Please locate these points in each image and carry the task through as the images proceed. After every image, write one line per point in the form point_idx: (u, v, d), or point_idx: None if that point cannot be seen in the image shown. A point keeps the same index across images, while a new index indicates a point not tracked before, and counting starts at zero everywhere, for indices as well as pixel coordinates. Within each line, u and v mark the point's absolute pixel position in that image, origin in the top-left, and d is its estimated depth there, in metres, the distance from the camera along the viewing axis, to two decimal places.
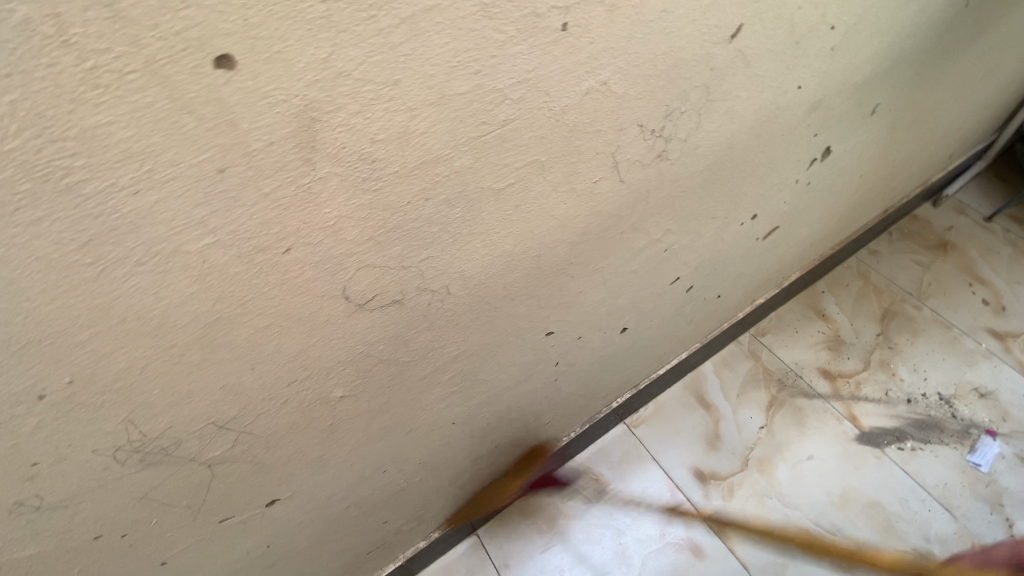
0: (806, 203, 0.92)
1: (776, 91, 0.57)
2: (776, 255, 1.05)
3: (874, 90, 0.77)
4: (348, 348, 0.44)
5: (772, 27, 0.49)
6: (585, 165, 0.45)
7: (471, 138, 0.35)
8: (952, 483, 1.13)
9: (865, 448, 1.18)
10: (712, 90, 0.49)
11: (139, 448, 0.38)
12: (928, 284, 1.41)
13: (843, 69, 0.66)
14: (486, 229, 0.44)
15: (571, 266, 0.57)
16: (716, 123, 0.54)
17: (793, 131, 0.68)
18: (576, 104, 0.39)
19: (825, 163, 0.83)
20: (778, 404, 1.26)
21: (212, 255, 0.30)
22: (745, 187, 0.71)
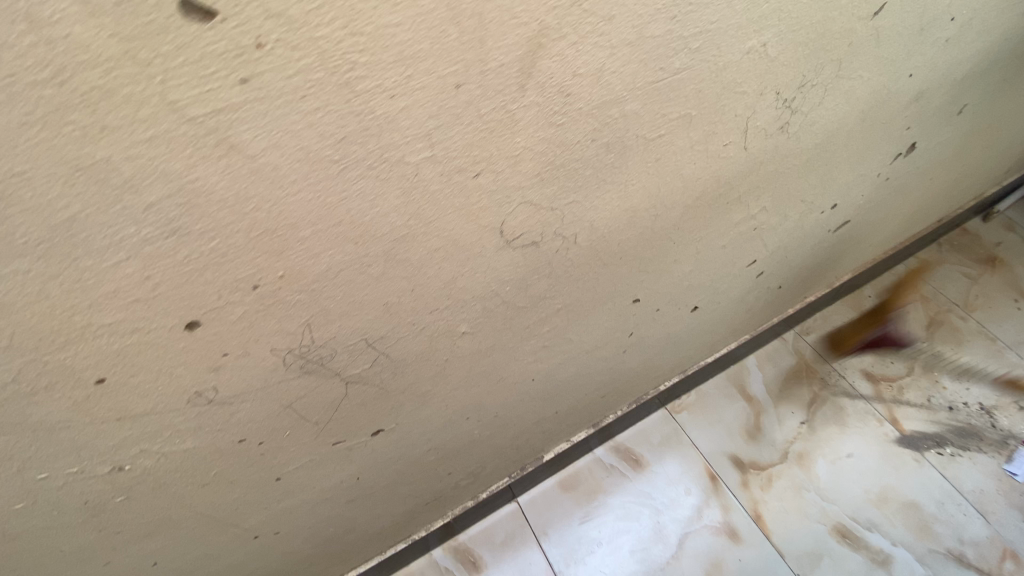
0: (879, 200, 0.93)
1: (892, 76, 0.59)
2: (838, 251, 1.06)
3: (968, 89, 0.77)
4: (484, 283, 0.48)
5: (908, 9, 0.50)
6: (722, 127, 0.47)
7: (647, 84, 0.38)
8: (991, 491, 1.14)
9: (905, 451, 1.20)
10: (843, 66, 0.51)
11: (304, 354, 0.41)
12: (976, 296, 1.42)
13: (949, 62, 0.66)
14: (627, 180, 0.46)
15: (677, 231, 0.59)
16: (835, 101, 0.55)
17: (892, 121, 0.69)
18: (736, 63, 0.41)
19: (906, 160, 0.84)
20: (819, 401, 1.27)
21: (423, 168, 0.33)
22: (836, 174, 0.72)
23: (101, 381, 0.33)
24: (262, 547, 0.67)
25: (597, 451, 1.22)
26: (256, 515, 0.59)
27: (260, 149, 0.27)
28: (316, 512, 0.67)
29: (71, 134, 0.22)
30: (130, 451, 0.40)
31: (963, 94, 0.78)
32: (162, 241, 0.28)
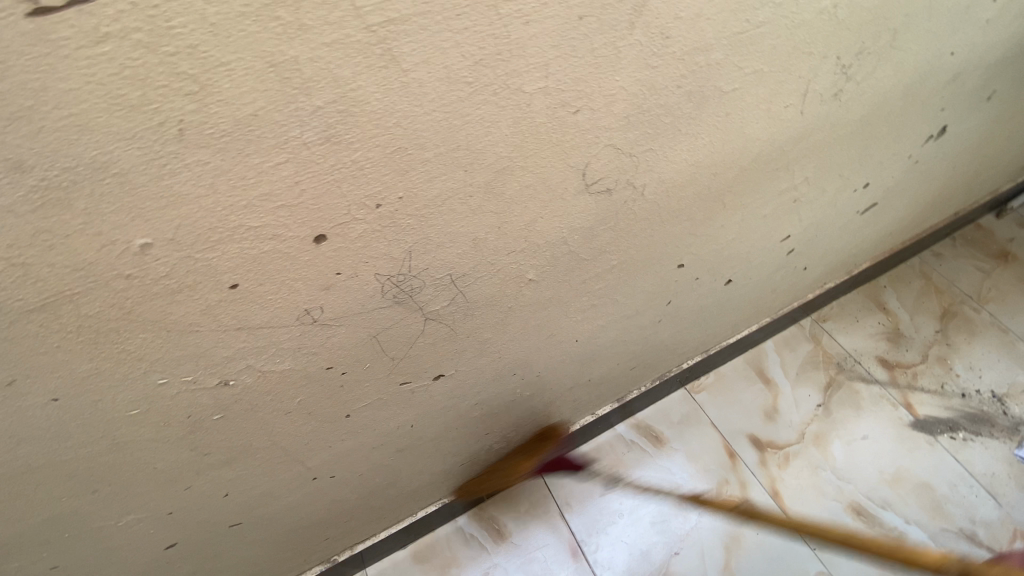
0: (905, 184, 0.96)
1: (935, 52, 0.62)
2: (861, 236, 1.09)
3: (998, 75, 0.81)
4: (558, 228, 0.50)
5: None
6: (786, 88, 0.50)
7: (732, 35, 0.41)
8: (1002, 474, 1.17)
9: (919, 434, 1.23)
10: (896, 36, 0.54)
11: (401, 282, 0.43)
12: (988, 290, 1.45)
13: (985, 45, 0.69)
14: (698, 134, 0.49)
15: (729, 194, 0.62)
16: (884, 72, 0.58)
17: (929, 100, 0.72)
18: (809, 22, 0.44)
19: (935, 144, 0.88)
20: (835, 386, 1.30)
21: (536, 99, 0.36)
22: (873, 151, 0.75)
23: (234, 287, 0.36)
24: (316, 491, 0.69)
25: (618, 427, 1.25)
26: (320, 454, 0.61)
27: (413, 62, 0.29)
28: (369, 458, 0.69)
29: (275, 28, 0.25)
30: (238, 365, 0.42)
31: (995, 79, 0.81)
32: (317, 147, 0.31)
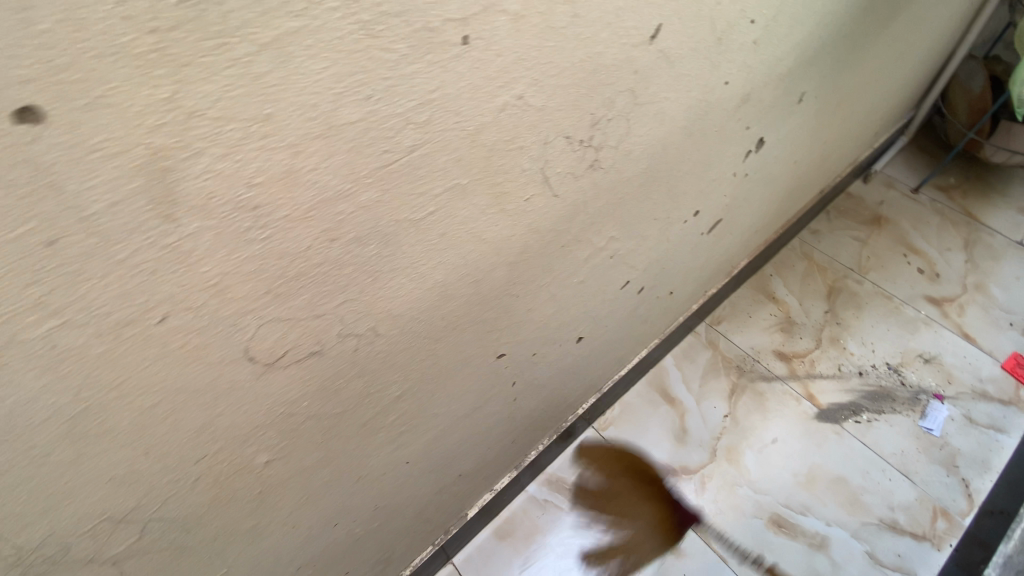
0: (745, 194, 0.93)
1: (702, 90, 0.55)
2: (720, 246, 1.06)
3: (802, 78, 0.75)
4: (264, 410, 0.39)
5: (692, 25, 0.46)
6: (511, 184, 0.43)
7: (374, 170, 0.32)
8: (909, 450, 1.18)
9: (825, 425, 1.22)
10: (639, 94, 0.47)
11: (14, 565, 0.32)
12: (867, 258, 1.47)
13: (766, 63, 0.63)
14: (410, 262, 0.40)
15: (515, 286, 0.55)
16: (646, 125, 0.52)
17: (724, 127, 0.67)
18: (491, 122, 0.36)
19: (758, 155, 0.84)
20: (739, 391, 1.28)
21: (63, 337, 0.25)
22: (683, 187, 0.70)
23: None
24: None
25: (529, 488, 1.17)
26: None
27: None
28: None
29: None
30: None
31: (802, 84, 0.77)
32: None
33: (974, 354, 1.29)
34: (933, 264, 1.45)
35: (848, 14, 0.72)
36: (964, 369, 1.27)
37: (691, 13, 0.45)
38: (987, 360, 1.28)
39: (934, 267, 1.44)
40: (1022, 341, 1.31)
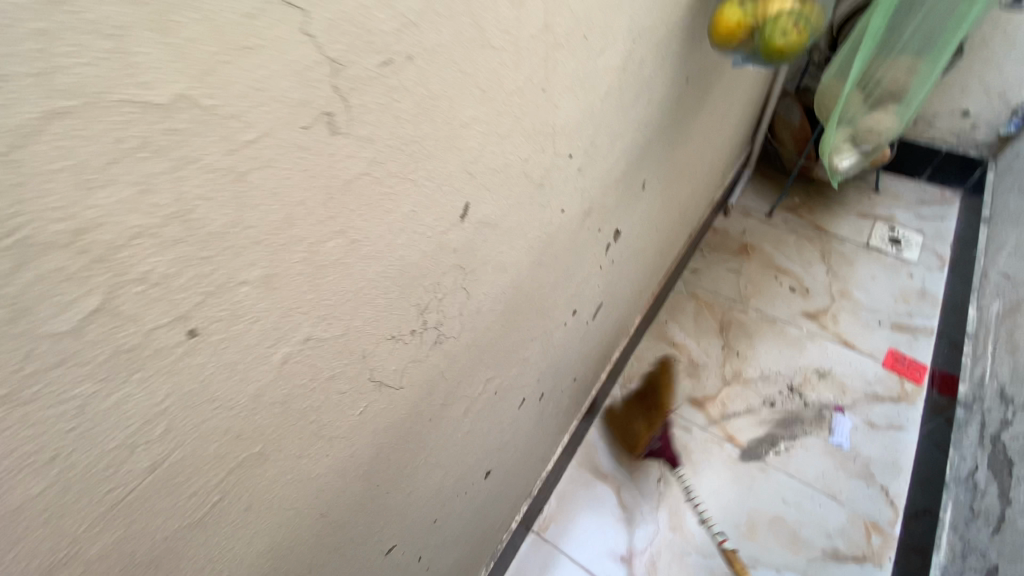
0: (617, 273, 0.95)
1: (539, 226, 0.55)
2: (609, 321, 1.07)
3: (638, 169, 0.79)
4: None
5: (507, 186, 0.44)
6: (329, 412, 0.35)
7: (101, 514, 0.24)
8: (829, 470, 1.22)
9: (751, 465, 1.24)
10: (468, 265, 0.44)
11: None
12: (746, 287, 1.57)
13: (598, 178, 0.64)
14: (209, 557, 0.31)
15: (380, 486, 0.46)
16: (488, 281, 0.49)
17: (576, 239, 0.67)
18: (273, 381, 0.30)
19: (619, 242, 0.86)
20: (666, 450, 1.27)
21: None
22: (551, 302, 0.69)
23: None
24: None
25: None
26: None
27: None
28: None
29: None
30: None
31: (641, 173, 0.81)
32: None
33: (857, 359, 1.39)
34: (802, 280, 1.56)
35: (665, 108, 0.76)
36: (853, 376, 1.36)
37: (498, 174, 0.42)
38: (869, 362, 1.38)
39: (803, 283, 1.55)
40: (894, 337, 1.43)
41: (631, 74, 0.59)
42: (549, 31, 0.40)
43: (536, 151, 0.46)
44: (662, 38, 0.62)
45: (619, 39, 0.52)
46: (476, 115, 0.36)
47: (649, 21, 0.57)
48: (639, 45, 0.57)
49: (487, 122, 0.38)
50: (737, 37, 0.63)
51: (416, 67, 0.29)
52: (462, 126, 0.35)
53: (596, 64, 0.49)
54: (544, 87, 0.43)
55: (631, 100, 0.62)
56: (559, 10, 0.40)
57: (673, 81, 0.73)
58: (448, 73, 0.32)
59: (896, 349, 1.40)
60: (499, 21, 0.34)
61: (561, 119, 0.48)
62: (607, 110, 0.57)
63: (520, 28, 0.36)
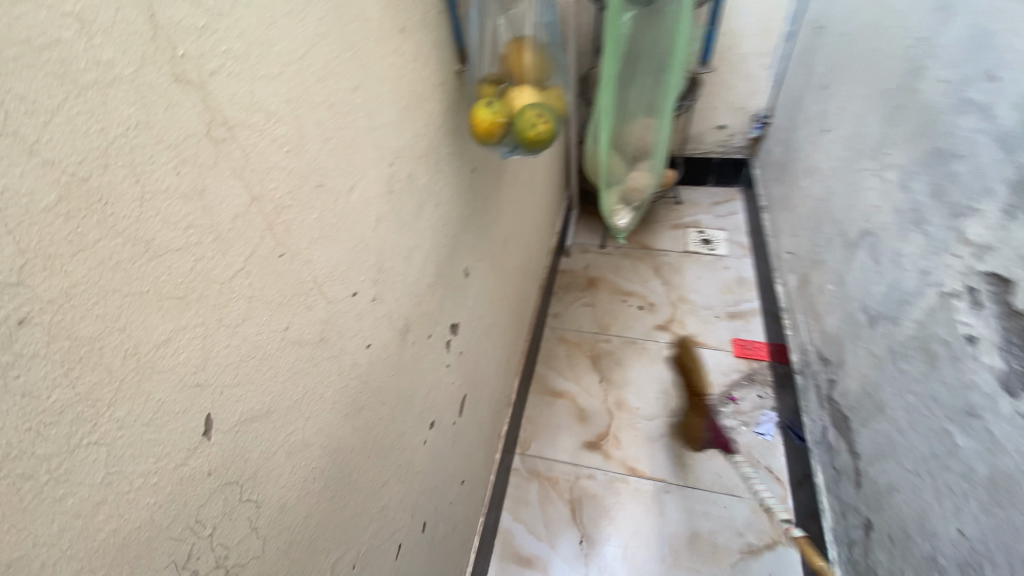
0: (471, 361, 0.91)
1: (340, 376, 0.48)
2: (481, 406, 1.02)
3: (455, 261, 0.76)
4: None
5: (266, 369, 0.38)
6: None
7: None
8: (721, 469, 1.25)
9: (657, 490, 1.23)
10: (244, 475, 0.37)
11: None
12: (604, 317, 1.62)
13: (402, 295, 0.60)
14: None
15: None
16: (284, 472, 0.41)
17: (402, 361, 0.62)
18: None
19: (460, 336, 0.83)
20: (579, 506, 1.22)
21: None
22: (395, 433, 0.62)
23: None
24: None
25: None
26: None
27: None
28: None
29: None
30: None
31: (461, 262, 0.79)
32: None
33: (713, 354, 1.48)
34: (647, 297, 1.66)
35: (462, 197, 0.76)
36: (714, 372, 1.43)
37: (238, 361, 0.35)
38: (721, 354, 1.47)
39: (649, 300, 1.65)
40: (733, 325, 1.55)
41: (403, 191, 0.57)
42: (264, 200, 0.36)
43: (297, 315, 0.41)
44: (427, 150, 0.62)
45: (371, 168, 0.50)
46: (181, 328, 0.30)
47: (404, 141, 0.56)
48: (400, 164, 0.56)
49: (203, 324, 0.32)
50: (495, 134, 0.65)
51: (43, 324, 0.23)
52: (159, 349, 0.29)
53: (349, 202, 0.47)
54: (282, 254, 0.38)
55: (415, 214, 0.61)
56: (269, 174, 0.36)
57: (459, 176, 0.73)
58: (108, 310, 0.26)
59: (739, 337, 1.51)
60: (175, 222, 0.29)
61: (322, 270, 0.44)
62: (388, 233, 0.55)
63: (213, 216, 0.32)
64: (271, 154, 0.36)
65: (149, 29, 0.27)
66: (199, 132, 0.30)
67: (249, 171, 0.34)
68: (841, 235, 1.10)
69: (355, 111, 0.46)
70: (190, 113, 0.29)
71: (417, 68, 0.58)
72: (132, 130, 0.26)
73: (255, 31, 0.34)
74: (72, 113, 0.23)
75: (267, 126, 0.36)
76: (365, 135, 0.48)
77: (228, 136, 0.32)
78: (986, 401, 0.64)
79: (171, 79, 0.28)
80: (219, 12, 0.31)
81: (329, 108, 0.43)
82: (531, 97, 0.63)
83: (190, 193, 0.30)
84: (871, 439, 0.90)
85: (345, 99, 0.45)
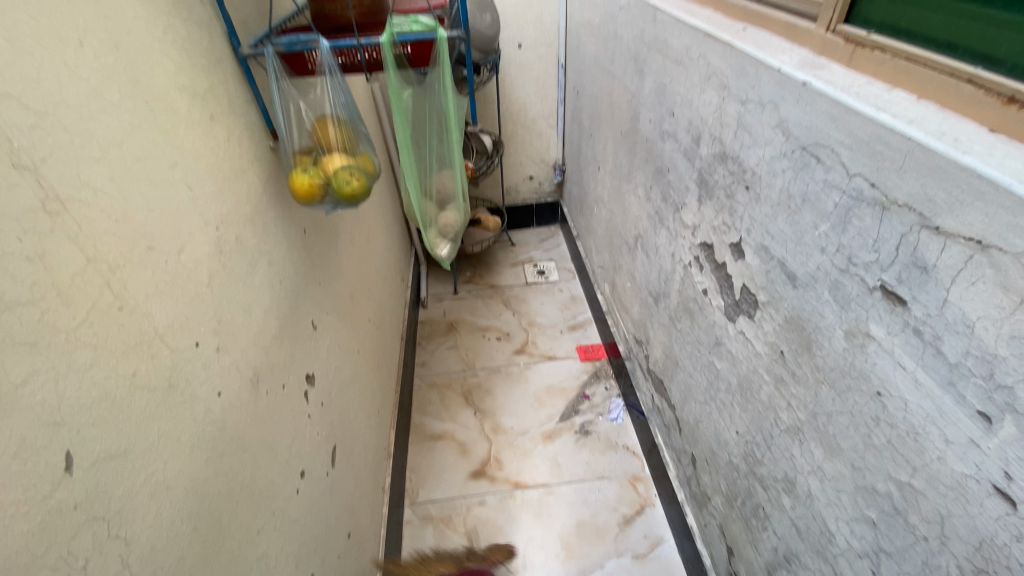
0: (336, 410, 0.96)
1: (196, 420, 0.52)
2: (356, 456, 1.04)
3: (300, 314, 0.83)
4: None
5: (118, 411, 0.42)
6: None
7: None
8: (589, 459, 1.41)
9: (540, 495, 1.34)
10: (108, 511, 0.40)
11: None
12: (465, 355, 1.74)
13: (248, 346, 0.65)
14: None
15: None
16: (149, 512, 0.44)
17: (259, 409, 0.66)
18: None
19: (318, 385, 0.88)
20: (474, 534, 1.27)
21: None
22: (263, 479, 0.65)
23: None
24: None
25: None
26: None
27: None
28: None
29: None
30: None
31: (306, 315, 0.85)
32: None
33: (563, 363, 1.68)
34: (499, 329, 1.83)
35: (296, 255, 0.84)
36: (567, 378, 1.63)
37: (90, 402, 0.39)
38: (570, 362, 1.69)
39: (502, 331, 1.82)
40: (574, 336, 1.79)
41: (234, 252, 0.64)
42: (98, 261, 0.42)
43: (143, 362, 0.46)
44: (252, 216, 0.70)
45: (199, 233, 0.57)
46: (34, 371, 0.35)
47: (227, 209, 0.64)
48: (226, 229, 0.63)
49: (54, 367, 0.36)
50: (316, 194, 0.75)
51: None
52: (17, 388, 0.33)
53: (181, 262, 0.53)
54: (121, 307, 0.44)
55: (248, 271, 0.67)
56: (101, 239, 0.42)
57: (290, 237, 0.82)
58: None
59: (582, 344, 1.75)
60: (20, 280, 0.34)
61: (162, 322, 0.49)
62: (223, 289, 0.61)
63: (54, 274, 0.37)
64: (101, 222, 0.42)
65: None
66: (35, 207, 0.36)
67: (82, 237, 0.40)
68: (626, 242, 1.39)
69: (175, 185, 0.54)
70: (28, 191, 0.36)
71: (231, 147, 0.67)
72: None
73: (76, 124, 0.41)
74: None
75: (95, 200, 0.42)
76: (189, 205, 0.56)
77: (62, 208, 0.38)
78: (722, 331, 0.88)
79: (11, 165, 0.35)
80: (44, 111, 0.38)
81: (151, 182, 0.50)
82: (342, 161, 0.75)
83: (32, 256, 0.35)
84: (678, 389, 1.14)
85: (165, 175, 0.52)
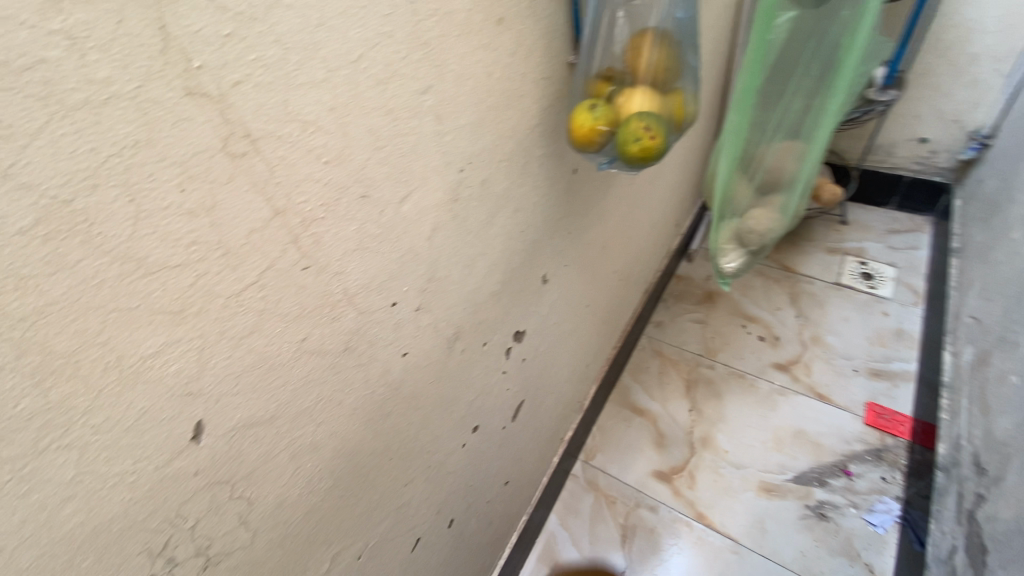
0: (538, 368, 0.88)
1: (366, 385, 0.48)
2: (544, 411, 0.98)
3: (533, 267, 0.72)
4: None
5: (276, 377, 0.38)
6: None
7: None
8: (808, 548, 1.07)
9: (722, 546, 1.09)
10: (235, 473, 0.38)
11: None
12: (712, 339, 1.45)
13: (455, 304, 0.57)
14: None
15: None
16: (284, 474, 0.42)
17: (446, 369, 0.60)
18: None
19: (525, 343, 0.79)
20: (631, 533, 1.13)
21: None
22: (427, 437, 0.62)
23: None
24: None
25: None
26: None
27: None
28: None
29: None
30: None
31: (539, 268, 0.74)
32: None
33: (836, 414, 1.25)
34: (770, 328, 1.44)
35: (553, 199, 0.69)
36: (830, 435, 1.21)
37: (239, 370, 0.35)
38: (846, 418, 1.24)
39: (772, 331, 1.44)
40: (872, 386, 1.28)
41: (473, 198, 0.53)
42: (289, 213, 0.34)
43: (318, 326, 0.40)
44: (513, 153, 0.57)
45: (435, 175, 0.47)
46: (174, 341, 0.30)
47: (482, 145, 0.51)
48: (473, 169, 0.52)
49: (202, 337, 0.32)
50: (594, 142, 0.55)
51: (12, 339, 0.24)
52: (147, 361, 0.29)
53: (400, 212, 0.44)
54: (306, 266, 0.37)
55: (484, 221, 0.56)
56: (299, 188, 0.35)
57: (552, 179, 0.67)
58: (88, 326, 0.26)
59: (876, 403, 1.25)
60: (175, 239, 0.29)
61: (354, 282, 0.42)
62: (446, 242, 0.52)
63: (224, 231, 0.31)
64: (304, 166, 0.34)
65: (159, 42, 0.25)
66: (214, 148, 0.29)
67: (274, 184, 0.33)
68: None
69: (421, 115, 0.43)
70: (204, 128, 0.28)
71: (514, 62, 0.52)
72: (133, 150, 0.25)
73: (297, 36, 0.31)
74: (57, 135, 0.23)
75: (303, 137, 0.34)
76: (432, 141, 0.45)
77: (250, 150, 0.31)
78: None
79: (183, 93, 0.27)
80: (252, 16, 0.29)
81: (388, 114, 0.39)
82: (639, 103, 0.53)
83: (196, 209, 0.29)
84: None
85: (410, 103, 0.41)
